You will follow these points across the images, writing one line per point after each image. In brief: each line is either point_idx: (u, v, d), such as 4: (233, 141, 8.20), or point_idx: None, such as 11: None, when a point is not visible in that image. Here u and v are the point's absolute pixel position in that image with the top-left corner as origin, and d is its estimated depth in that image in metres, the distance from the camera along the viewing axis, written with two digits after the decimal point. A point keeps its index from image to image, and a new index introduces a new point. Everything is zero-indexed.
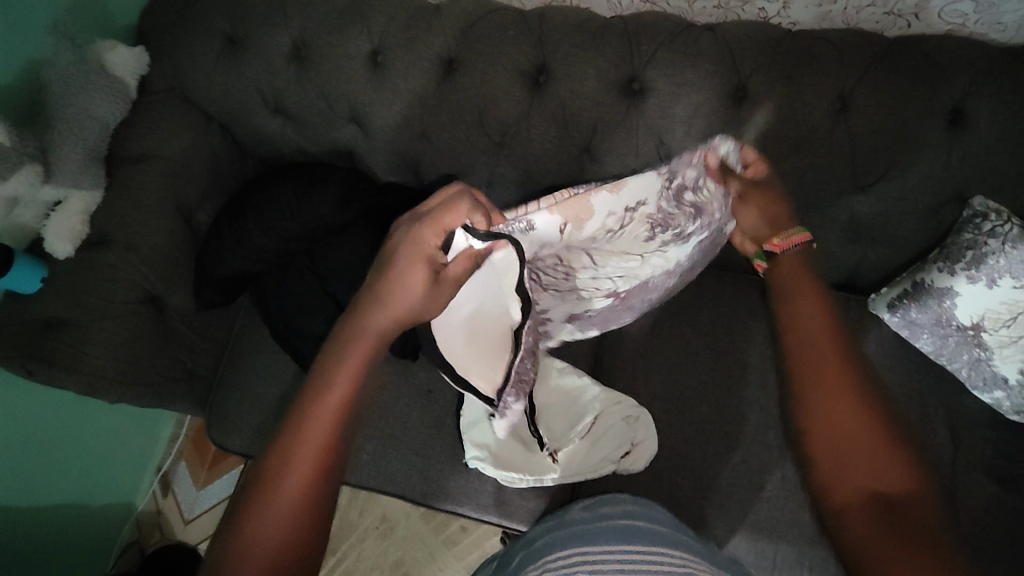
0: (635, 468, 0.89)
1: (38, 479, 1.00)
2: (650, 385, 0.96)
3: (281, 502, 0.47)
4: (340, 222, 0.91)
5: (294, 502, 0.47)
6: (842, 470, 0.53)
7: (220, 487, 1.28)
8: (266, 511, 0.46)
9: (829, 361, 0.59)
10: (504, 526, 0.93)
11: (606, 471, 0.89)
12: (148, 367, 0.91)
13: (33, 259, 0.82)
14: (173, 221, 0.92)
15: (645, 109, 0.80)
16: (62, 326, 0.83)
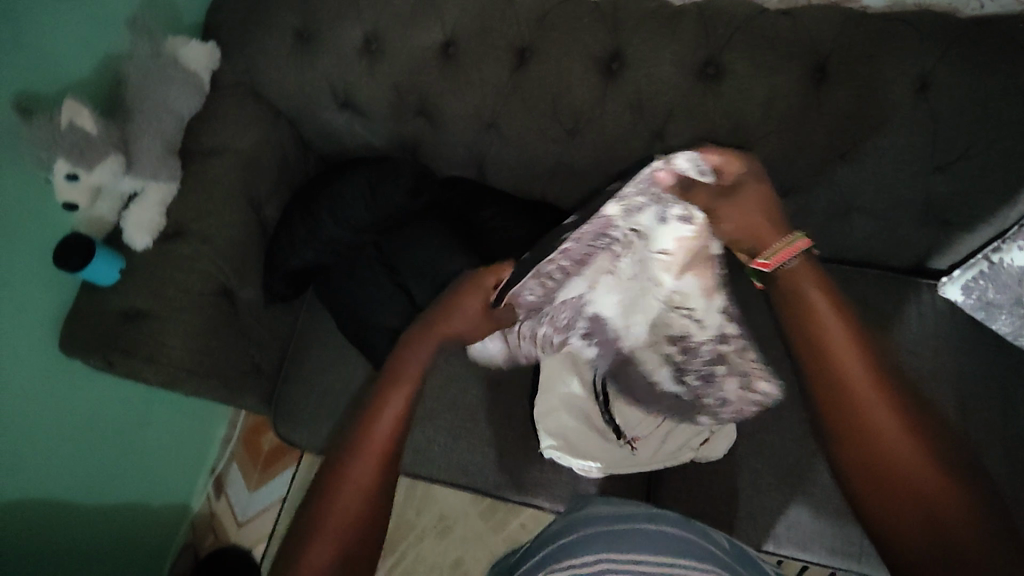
0: (714, 456, 0.89)
1: (100, 477, 0.98)
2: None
3: (353, 478, 0.51)
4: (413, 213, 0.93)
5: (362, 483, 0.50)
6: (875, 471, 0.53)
7: (274, 487, 1.28)
8: (346, 498, 0.50)
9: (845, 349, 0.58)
10: None
11: (683, 460, 0.89)
12: (222, 359, 0.90)
13: (113, 250, 0.83)
14: (245, 214, 0.93)
15: (723, 92, 0.81)
16: (142, 317, 0.83)
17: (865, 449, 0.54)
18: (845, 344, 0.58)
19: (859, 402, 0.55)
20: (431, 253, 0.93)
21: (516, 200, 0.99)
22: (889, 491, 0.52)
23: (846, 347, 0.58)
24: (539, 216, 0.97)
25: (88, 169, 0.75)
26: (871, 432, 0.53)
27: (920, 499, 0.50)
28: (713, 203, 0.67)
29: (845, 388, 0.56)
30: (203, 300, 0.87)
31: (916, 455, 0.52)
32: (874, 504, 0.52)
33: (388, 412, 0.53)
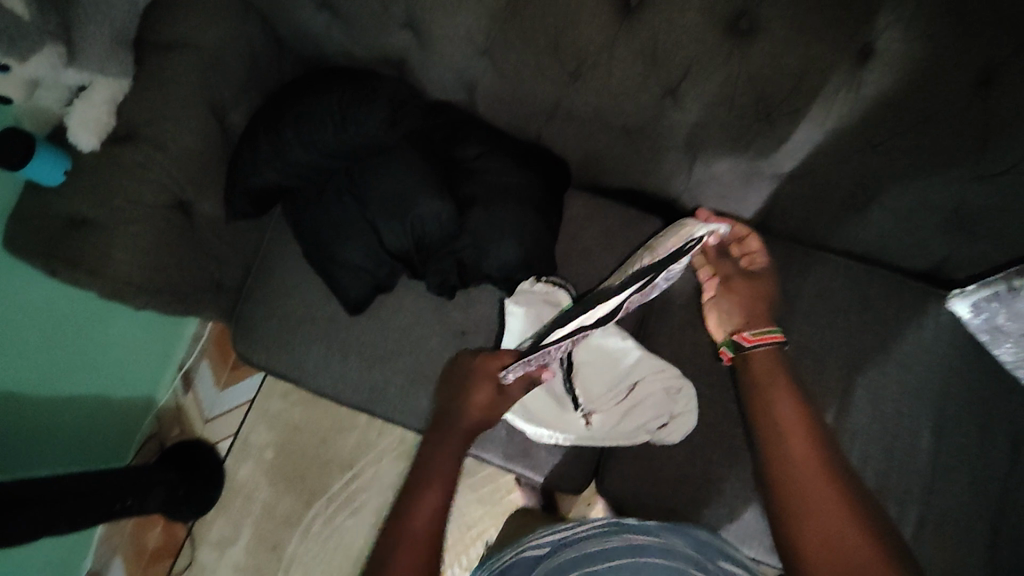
0: (670, 440, 0.86)
1: (55, 373, 0.97)
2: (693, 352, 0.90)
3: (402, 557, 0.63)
4: (387, 143, 0.85)
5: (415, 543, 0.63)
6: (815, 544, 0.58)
7: (242, 389, 1.29)
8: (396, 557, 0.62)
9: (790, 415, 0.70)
10: (526, 476, 0.92)
11: (638, 441, 0.86)
12: (176, 275, 0.86)
13: (56, 148, 0.76)
14: (204, 121, 0.84)
15: (753, 55, 0.69)
16: (87, 224, 0.77)
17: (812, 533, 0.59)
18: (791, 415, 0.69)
19: (801, 469, 0.64)
20: (401, 190, 0.85)
21: (503, 142, 0.92)
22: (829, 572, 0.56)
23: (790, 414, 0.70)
24: (525, 162, 0.91)
25: (20, 61, 0.67)
26: (807, 504, 0.62)
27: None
28: (733, 276, 0.83)
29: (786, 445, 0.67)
30: (155, 213, 0.81)
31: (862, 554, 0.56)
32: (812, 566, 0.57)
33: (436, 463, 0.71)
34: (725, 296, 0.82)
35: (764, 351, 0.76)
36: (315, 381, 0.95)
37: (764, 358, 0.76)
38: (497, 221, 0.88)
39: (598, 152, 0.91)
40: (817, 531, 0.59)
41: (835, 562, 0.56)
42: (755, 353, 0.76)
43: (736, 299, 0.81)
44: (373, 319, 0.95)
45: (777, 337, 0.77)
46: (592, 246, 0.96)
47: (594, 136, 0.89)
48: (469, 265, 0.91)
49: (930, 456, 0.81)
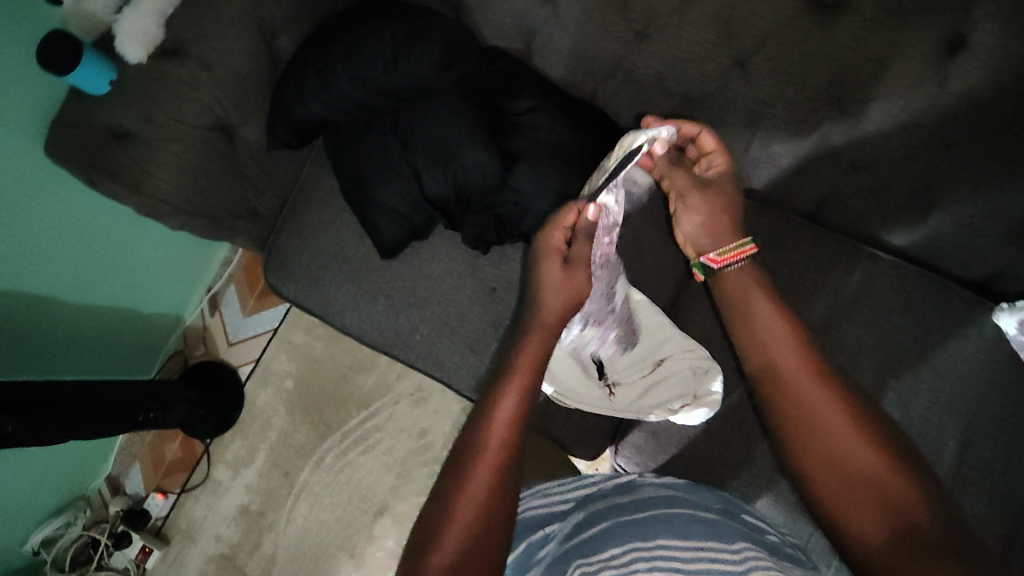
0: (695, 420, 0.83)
1: (86, 281, 0.98)
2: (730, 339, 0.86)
3: (463, 509, 0.58)
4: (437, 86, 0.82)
5: (468, 517, 0.58)
6: (839, 493, 0.62)
7: (266, 318, 1.31)
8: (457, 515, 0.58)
9: (789, 368, 0.69)
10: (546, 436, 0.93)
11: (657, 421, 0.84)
12: (213, 199, 0.85)
13: (101, 56, 0.74)
14: (254, 43, 0.81)
15: (837, 33, 0.67)
16: (129, 138, 0.76)
17: (816, 459, 0.64)
18: (794, 366, 0.69)
19: (803, 402, 0.66)
20: (448, 136, 0.83)
21: (556, 97, 0.88)
22: (844, 496, 0.61)
23: (790, 359, 0.69)
24: (576, 120, 0.87)
25: None
26: (803, 423, 0.66)
27: (879, 497, 0.60)
28: (689, 189, 0.81)
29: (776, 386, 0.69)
30: (198, 133, 0.79)
31: (876, 465, 0.61)
32: (854, 523, 0.60)
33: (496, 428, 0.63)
34: (687, 203, 0.82)
35: (736, 269, 0.78)
36: (341, 319, 0.96)
37: (749, 277, 0.77)
38: (543, 177, 0.86)
39: (653, 118, 0.88)
40: (832, 460, 0.63)
41: (852, 483, 0.61)
42: (727, 275, 0.78)
43: (702, 199, 0.81)
44: (404, 265, 0.94)
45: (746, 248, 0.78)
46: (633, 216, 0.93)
47: (652, 100, 0.85)
48: (507, 221, 0.89)
49: (953, 467, 0.80)
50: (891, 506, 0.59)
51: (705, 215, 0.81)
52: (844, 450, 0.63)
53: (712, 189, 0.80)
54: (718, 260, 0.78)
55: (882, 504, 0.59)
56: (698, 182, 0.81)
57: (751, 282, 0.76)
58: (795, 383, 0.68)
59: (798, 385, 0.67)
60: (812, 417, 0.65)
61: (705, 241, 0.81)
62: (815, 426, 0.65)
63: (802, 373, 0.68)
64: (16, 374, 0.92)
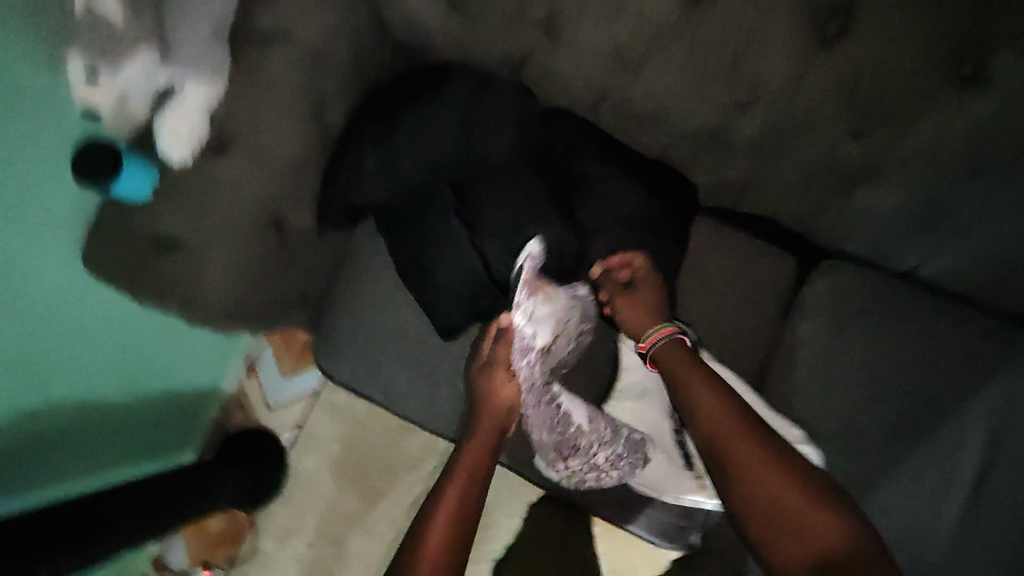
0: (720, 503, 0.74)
1: (126, 375, 0.91)
2: (830, 417, 0.80)
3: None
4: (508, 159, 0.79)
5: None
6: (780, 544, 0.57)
7: (308, 380, 1.26)
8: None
9: (734, 430, 0.64)
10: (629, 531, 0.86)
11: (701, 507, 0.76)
12: (264, 294, 0.78)
13: (142, 157, 0.67)
14: (304, 127, 0.74)
15: (971, 109, 0.59)
16: (176, 245, 0.69)
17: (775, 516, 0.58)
18: (731, 432, 0.64)
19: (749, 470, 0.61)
20: (520, 217, 0.76)
21: (630, 161, 0.81)
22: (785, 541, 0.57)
23: (723, 425, 0.65)
24: (653, 185, 0.80)
25: (111, 66, 0.57)
26: (748, 480, 0.61)
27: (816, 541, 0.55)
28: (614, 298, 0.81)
29: (715, 445, 0.65)
30: (247, 230, 0.73)
31: (818, 517, 0.57)
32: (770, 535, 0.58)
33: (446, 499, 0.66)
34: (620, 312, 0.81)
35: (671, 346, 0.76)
36: (401, 404, 0.90)
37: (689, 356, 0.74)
38: (619, 247, 0.81)
39: (739, 180, 0.80)
40: (771, 512, 0.59)
41: (808, 533, 0.56)
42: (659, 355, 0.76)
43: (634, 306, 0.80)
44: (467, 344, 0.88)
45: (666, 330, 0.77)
46: (713, 282, 0.87)
47: (739, 164, 0.78)
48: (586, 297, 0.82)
49: None
50: (826, 549, 0.55)
51: (643, 314, 0.80)
52: (797, 508, 0.58)
53: (641, 287, 0.80)
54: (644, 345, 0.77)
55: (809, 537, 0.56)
56: (620, 288, 0.81)
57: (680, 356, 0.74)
58: (729, 445, 0.64)
59: (735, 446, 0.63)
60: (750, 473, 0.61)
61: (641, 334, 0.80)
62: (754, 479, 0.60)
63: (750, 438, 0.63)
64: (57, 489, 0.87)
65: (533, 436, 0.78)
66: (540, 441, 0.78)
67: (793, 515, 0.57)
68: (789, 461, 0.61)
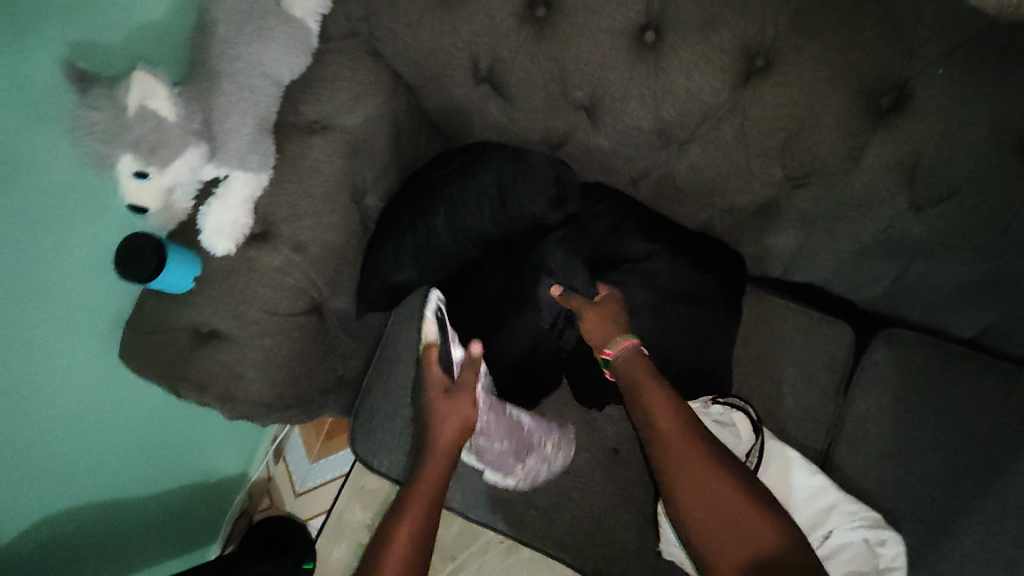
0: None
1: (151, 471, 0.87)
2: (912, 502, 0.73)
3: None
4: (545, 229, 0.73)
5: None
6: (711, 541, 0.52)
7: (337, 462, 1.20)
8: None
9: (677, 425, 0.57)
10: None
11: None
12: (305, 384, 0.75)
13: (185, 251, 0.65)
14: (346, 213, 0.73)
15: None
16: (219, 339, 0.67)
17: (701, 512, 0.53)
18: (672, 423, 0.57)
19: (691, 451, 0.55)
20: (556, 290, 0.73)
21: (677, 238, 0.78)
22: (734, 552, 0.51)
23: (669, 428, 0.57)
24: (701, 260, 0.78)
25: (161, 167, 0.56)
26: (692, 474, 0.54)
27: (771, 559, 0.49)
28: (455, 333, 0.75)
29: (662, 444, 0.57)
30: (288, 321, 0.70)
31: (752, 525, 0.51)
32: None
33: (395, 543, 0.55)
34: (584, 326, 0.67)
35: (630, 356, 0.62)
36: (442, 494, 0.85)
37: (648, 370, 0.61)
38: (670, 327, 0.75)
39: (789, 251, 0.78)
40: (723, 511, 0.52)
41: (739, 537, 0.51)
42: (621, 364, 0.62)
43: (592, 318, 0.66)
44: None
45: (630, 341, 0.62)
46: (767, 354, 0.83)
47: (792, 236, 0.76)
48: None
49: None
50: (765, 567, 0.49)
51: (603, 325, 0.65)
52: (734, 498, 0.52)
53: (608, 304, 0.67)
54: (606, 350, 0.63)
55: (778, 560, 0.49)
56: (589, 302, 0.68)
57: (646, 373, 0.60)
58: (687, 430, 0.57)
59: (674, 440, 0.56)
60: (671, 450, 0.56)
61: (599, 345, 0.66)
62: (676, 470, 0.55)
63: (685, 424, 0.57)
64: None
65: (488, 451, 0.72)
66: (499, 450, 0.72)
67: (723, 508, 0.52)
68: (705, 446, 0.56)
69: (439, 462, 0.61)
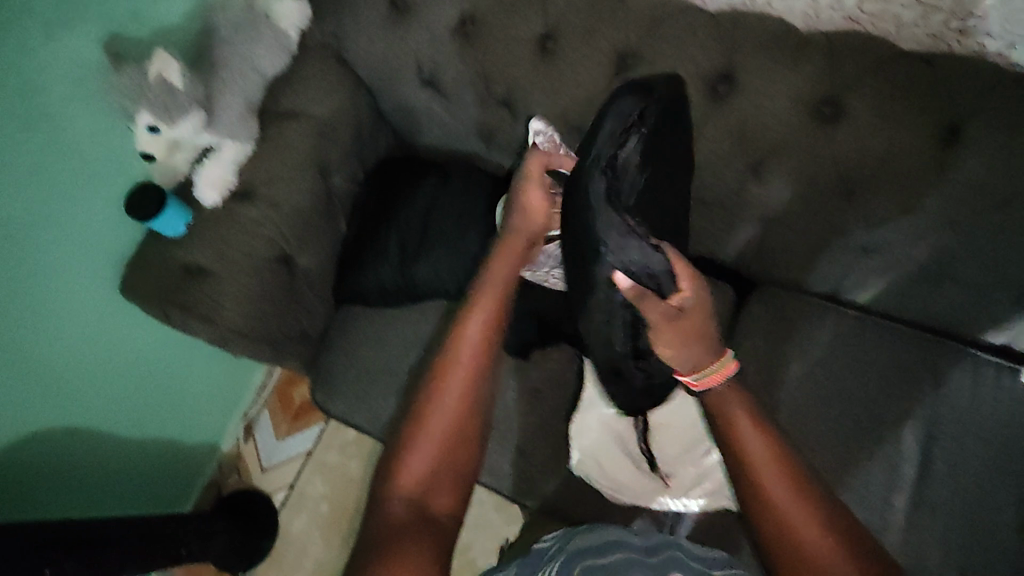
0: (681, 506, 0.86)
1: (134, 415, 1.00)
2: None
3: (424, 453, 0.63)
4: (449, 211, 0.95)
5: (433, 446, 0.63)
6: None
7: (301, 441, 1.31)
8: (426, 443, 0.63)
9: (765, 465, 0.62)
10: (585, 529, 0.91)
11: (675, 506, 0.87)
12: (274, 324, 0.90)
13: (181, 203, 0.82)
14: (314, 183, 0.90)
15: (836, 137, 0.75)
16: (202, 275, 0.82)
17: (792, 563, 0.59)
18: (768, 471, 0.61)
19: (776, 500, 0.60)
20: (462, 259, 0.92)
21: None
22: None
23: (770, 474, 0.61)
24: None
25: (169, 124, 0.73)
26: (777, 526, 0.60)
27: None
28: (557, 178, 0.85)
29: (755, 501, 0.62)
30: (262, 264, 0.86)
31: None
32: None
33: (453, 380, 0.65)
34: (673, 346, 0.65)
35: (726, 388, 0.66)
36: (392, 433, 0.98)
37: (731, 397, 0.66)
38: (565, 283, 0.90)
39: None
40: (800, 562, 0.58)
41: None
42: (708, 397, 0.66)
43: (684, 328, 0.64)
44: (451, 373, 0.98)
45: (728, 366, 0.66)
46: None
47: None
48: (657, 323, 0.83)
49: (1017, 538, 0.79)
50: None
51: (687, 344, 0.65)
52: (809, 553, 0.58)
53: (687, 319, 0.64)
54: (701, 384, 0.66)
55: None
56: (673, 316, 0.64)
57: (738, 403, 0.65)
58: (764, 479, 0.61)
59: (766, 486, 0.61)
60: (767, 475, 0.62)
61: (673, 352, 0.66)
62: (776, 511, 0.60)
63: (787, 479, 0.61)
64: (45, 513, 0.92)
65: None
66: None
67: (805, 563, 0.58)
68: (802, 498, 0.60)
69: (458, 392, 0.65)
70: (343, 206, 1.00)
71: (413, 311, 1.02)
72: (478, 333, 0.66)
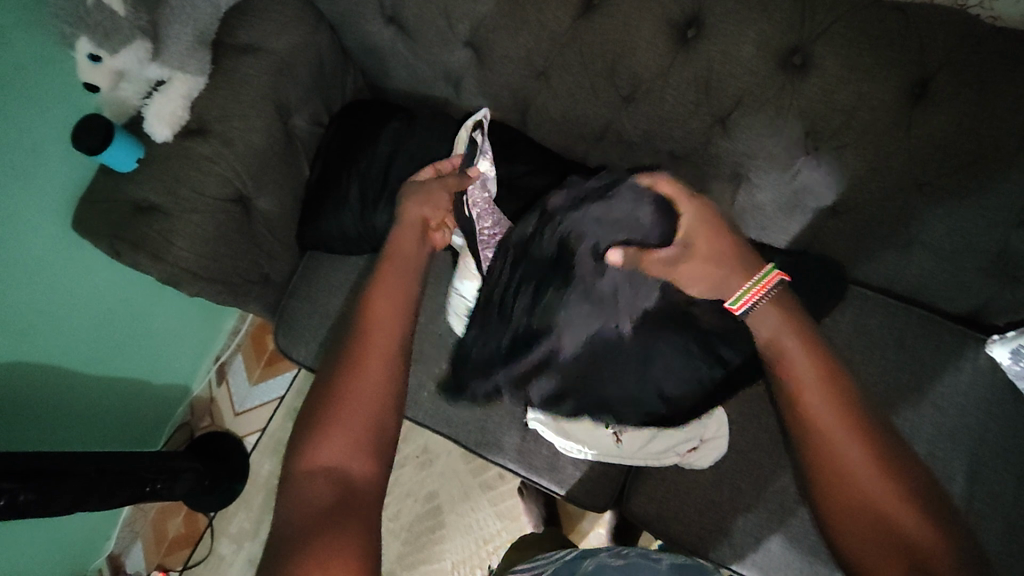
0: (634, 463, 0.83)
1: (101, 350, 1.00)
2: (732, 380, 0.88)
3: (315, 489, 0.57)
4: (416, 155, 0.92)
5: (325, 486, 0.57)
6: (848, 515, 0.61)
7: (275, 386, 1.33)
8: (319, 481, 0.57)
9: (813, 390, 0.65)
10: (535, 481, 0.91)
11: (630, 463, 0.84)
12: (228, 265, 0.89)
13: (131, 137, 0.80)
14: (271, 121, 0.88)
15: (803, 88, 0.72)
16: (153, 211, 0.80)
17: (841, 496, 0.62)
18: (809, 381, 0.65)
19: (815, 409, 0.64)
20: None
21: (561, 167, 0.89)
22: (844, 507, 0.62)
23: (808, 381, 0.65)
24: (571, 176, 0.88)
25: (111, 52, 0.71)
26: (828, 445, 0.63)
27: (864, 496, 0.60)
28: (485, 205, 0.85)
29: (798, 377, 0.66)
30: (215, 203, 0.84)
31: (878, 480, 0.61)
32: (850, 514, 0.61)
33: (346, 419, 0.61)
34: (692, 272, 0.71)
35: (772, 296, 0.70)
36: None
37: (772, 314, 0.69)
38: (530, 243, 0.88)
39: None
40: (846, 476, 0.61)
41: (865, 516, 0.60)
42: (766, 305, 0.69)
43: (702, 271, 0.71)
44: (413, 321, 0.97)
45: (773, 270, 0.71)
46: None
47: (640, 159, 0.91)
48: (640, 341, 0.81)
49: (963, 500, 0.78)
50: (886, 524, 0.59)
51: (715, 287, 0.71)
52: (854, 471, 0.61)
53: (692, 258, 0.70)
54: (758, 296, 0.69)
55: (857, 503, 0.61)
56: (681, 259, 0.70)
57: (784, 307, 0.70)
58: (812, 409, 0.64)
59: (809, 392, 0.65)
60: (835, 444, 0.63)
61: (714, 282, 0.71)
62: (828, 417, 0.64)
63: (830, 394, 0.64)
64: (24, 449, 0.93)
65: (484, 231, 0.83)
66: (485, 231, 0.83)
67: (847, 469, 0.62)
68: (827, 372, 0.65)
69: (360, 417, 0.61)
70: (305, 148, 0.98)
71: (374, 259, 1.00)
72: (388, 316, 0.69)
